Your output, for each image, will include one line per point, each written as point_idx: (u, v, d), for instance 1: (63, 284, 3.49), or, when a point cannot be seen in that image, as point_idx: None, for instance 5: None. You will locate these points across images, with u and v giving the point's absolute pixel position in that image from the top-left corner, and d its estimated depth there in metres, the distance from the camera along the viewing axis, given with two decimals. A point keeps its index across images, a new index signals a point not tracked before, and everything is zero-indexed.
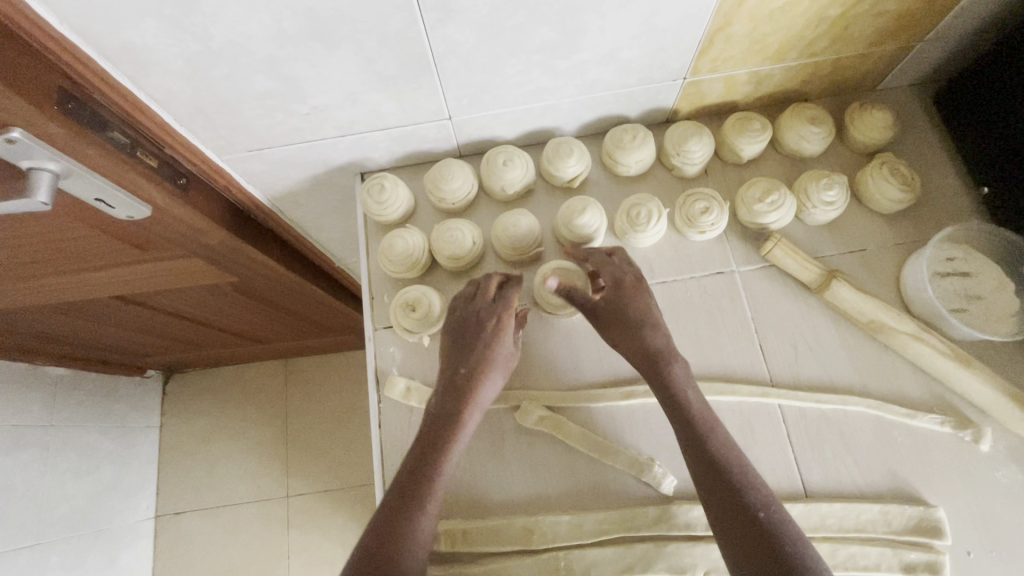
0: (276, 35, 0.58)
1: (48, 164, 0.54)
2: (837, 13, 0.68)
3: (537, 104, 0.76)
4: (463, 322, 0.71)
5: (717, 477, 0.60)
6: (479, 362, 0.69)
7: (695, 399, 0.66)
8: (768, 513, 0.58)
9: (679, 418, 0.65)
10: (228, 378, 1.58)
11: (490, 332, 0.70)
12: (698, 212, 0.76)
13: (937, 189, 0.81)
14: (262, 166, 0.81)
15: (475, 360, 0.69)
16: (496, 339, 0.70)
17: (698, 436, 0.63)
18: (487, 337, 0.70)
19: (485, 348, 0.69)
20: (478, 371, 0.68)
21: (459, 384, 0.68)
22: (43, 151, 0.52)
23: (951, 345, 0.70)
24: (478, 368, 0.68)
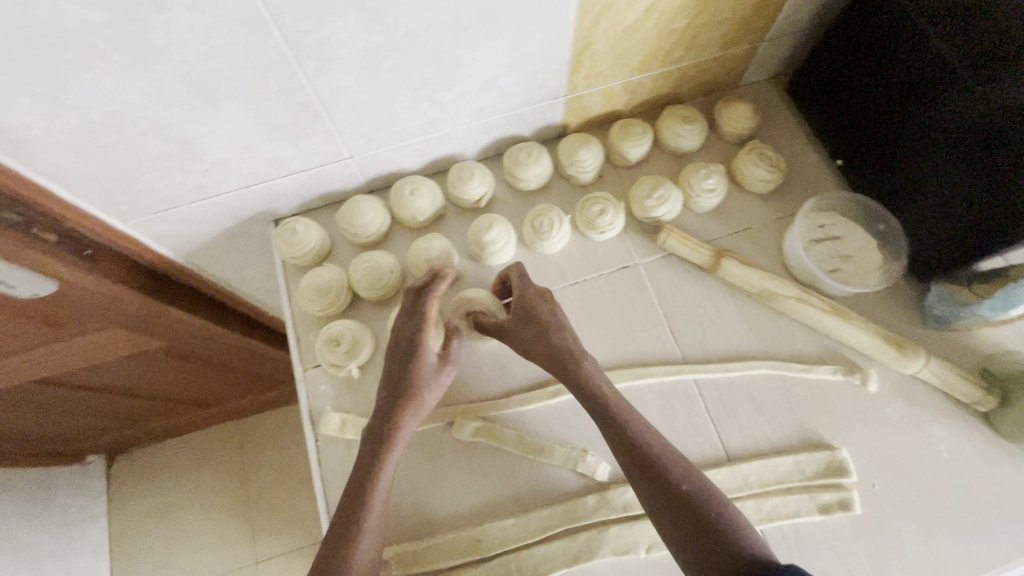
0: (158, 99, 0.60)
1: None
2: (683, 25, 0.76)
3: (434, 134, 0.81)
4: (394, 343, 0.75)
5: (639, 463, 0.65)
6: (408, 380, 0.71)
7: (607, 388, 0.70)
8: (690, 483, 0.63)
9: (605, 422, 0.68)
10: (178, 450, 1.52)
11: (416, 351, 0.72)
12: (595, 214, 0.82)
13: (803, 166, 0.90)
14: (172, 226, 0.81)
15: (403, 378, 0.72)
16: (424, 361, 0.72)
17: (620, 431, 0.67)
18: (414, 357, 0.72)
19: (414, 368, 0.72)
20: (409, 388, 0.71)
21: (390, 401, 0.71)
22: None
23: (829, 302, 0.78)
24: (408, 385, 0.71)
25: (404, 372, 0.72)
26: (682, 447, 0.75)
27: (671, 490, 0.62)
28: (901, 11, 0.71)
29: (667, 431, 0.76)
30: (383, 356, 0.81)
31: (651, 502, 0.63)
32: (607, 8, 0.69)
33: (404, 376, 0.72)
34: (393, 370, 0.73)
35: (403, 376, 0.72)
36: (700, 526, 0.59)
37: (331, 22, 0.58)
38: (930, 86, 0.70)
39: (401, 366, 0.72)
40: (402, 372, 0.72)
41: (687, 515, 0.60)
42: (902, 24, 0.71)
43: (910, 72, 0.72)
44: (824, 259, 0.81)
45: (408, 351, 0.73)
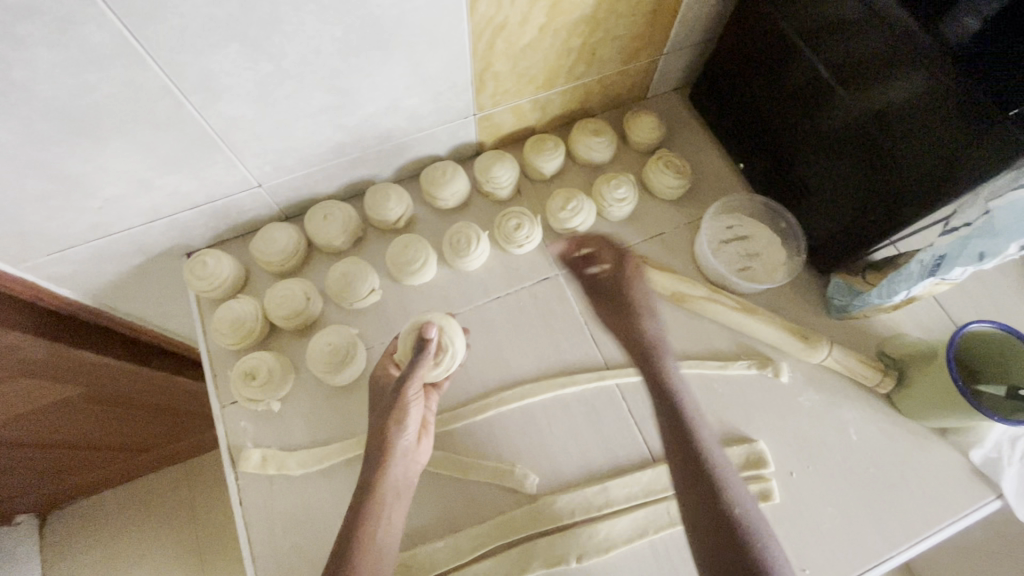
0: (32, 137, 0.57)
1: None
2: (579, 43, 0.79)
3: (344, 159, 0.81)
4: (375, 395, 0.72)
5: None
6: (388, 433, 0.67)
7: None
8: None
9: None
10: (112, 503, 1.44)
11: (396, 406, 0.68)
12: (512, 228, 0.84)
13: (711, 170, 0.94)
14: (71, 267, 0.78)
15: (384, 432, 0.67)
16: (405, 413, 0.68)
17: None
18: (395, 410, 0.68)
19: (396, 421, 0.68)
20: (389, 437, 0.67)
21: (376, 456, 0.67)
22: None
23: (738, 300, 0.81)
24: (387, 436, 0.67)
25: (384, 427, 0.68)
26: (608, 452, 0.76)
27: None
28: (774, 27, 0.77)
29: (593, 438, 0.76)
30: (304, 385, 0.79)
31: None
32: (500, 30, 0.71)
33: (385, 429, 0.67)
34: (375, 424, 0.69)
35: (384, 431, 0.67)
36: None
37: (213, 53, 0.57)
38: (810, 93, 0.75)
39: (382, 419, 0.68)
40: (383, 433, 0.67)
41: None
42: (779, 35, 0.76)
43: (792, 82, 0.78)
44: (733, 258, 0.85)
45: (388, 403, 0.69)
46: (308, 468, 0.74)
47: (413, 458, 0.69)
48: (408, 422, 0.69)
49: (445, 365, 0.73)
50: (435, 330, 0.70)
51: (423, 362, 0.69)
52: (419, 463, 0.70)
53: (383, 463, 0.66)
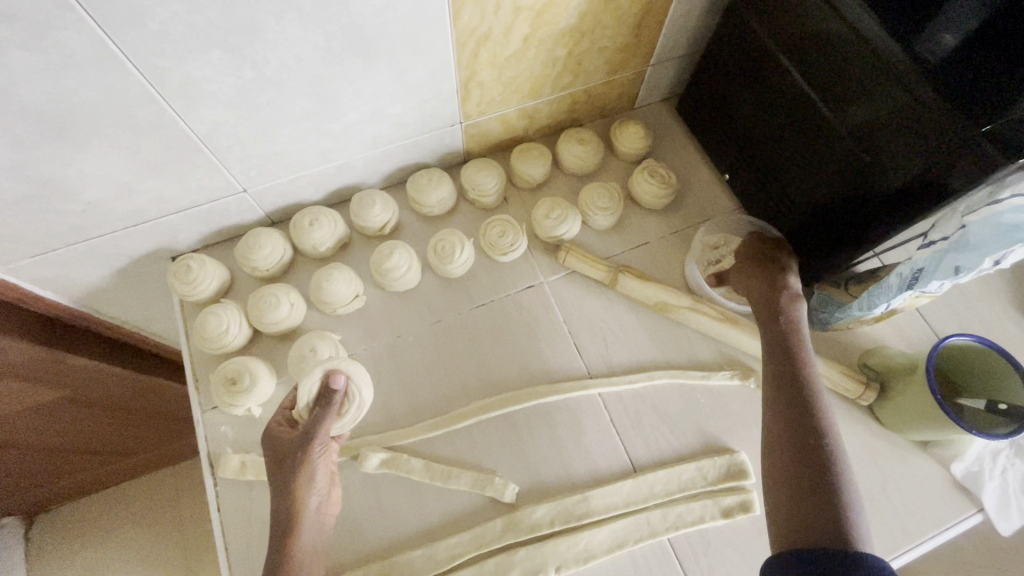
0: (12, 140, 0.57)
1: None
2: (564, 54, 0.80)
3: (329, 165, 0.81)
4: (274, 452, 0.66)
5: (798, 431, 0.59)
6: (297, 492, 0.63)
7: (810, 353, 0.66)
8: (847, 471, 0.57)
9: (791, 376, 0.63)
10: (97, 507, 1.43)
11: (302, 462, 0.64)
12: (497, 236, 0.84)
13: (697, 181, 0.95)
14: (54, 269, 0.78)
15: (291, 491, 0.63)
16: (315, 468, 0.65)
17: (801, 391, 0.62)
18: (303, 467, 0.64)
19: (305, 478, 0.64)
20: (297, 498, 0.63)
21: (285, 517, 0.62)
22: None
23: (722, 311, 0.81)
24: (296, 496, 0.63)
25: (292, 486, 0.63)
26: (589, 462, 0.76)
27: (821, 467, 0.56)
28: (755, 39, 0.77)
29: (574, 447, 0.76)
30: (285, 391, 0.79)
31: (778, 481, 0.57)
32: (484, 40, 0.71)
33: (294, 489, 0.63)
34: (279, 484, 0.64)
35: (293, 490, 0.63)
36: (835, 514, 0.52)
37: (194, 59, 0.58)
38: (791, 106, 0.76)
39: (288, 478, 0.64)
40: (290, 493, 0.63)
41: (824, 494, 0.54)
42: (762, 47, 0.77)
43: (774, 93, 0.78)
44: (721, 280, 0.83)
45: (294, 460, 0.64)
46: None
47: (324, 512, 0.66)
48: (314, 479, 0.65)
49: (351, 417, 0.69)
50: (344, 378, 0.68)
51: (331, 412, 0.66)
52: (330, 516, 0.67)
53: (294, 525, 0.62)
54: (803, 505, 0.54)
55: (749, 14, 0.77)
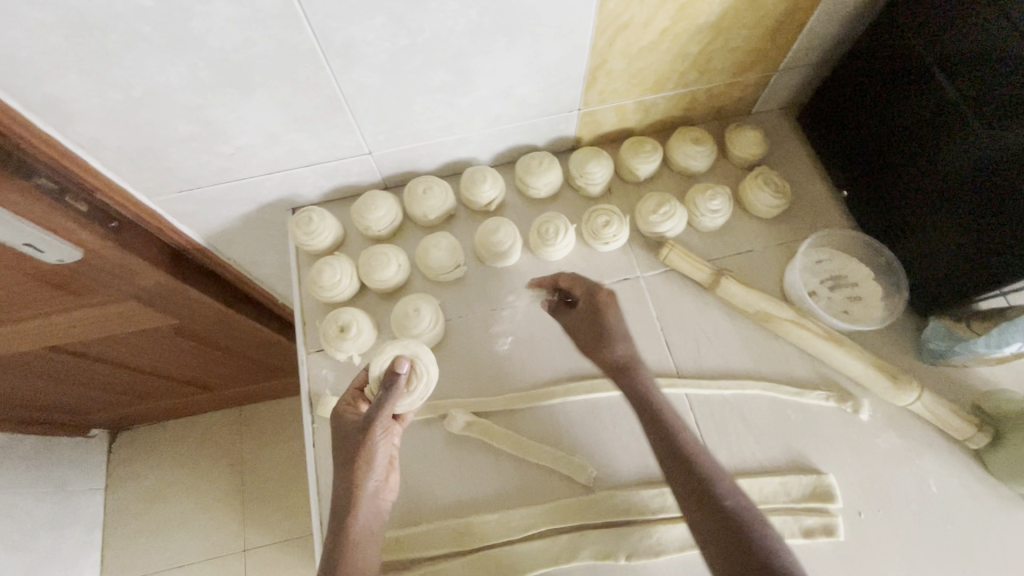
0: (193, 83, 0.64)
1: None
2: (696, 50, 0.79)
3: (450, 137, 0.84)
4: (339, 432, 0.69)
5: (678, 471, 0.63)
6: (356, 476, 0.66)
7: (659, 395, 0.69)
8: (734, 501, 0.61)
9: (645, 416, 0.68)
10: (177, 431, 1.57)
11: (363, 445, 0.67)
12: (601, 225, 0.85)
13: (810, 194, 0.92)
14: (194, 206, 0.85)
15: (352, 474, 0.66)
16: (374, 454, 0.67)
17: (666, 435, 0.66)
18: (363, 453, 0.66)
19: (365, 462, 0.67)
20: (359, 481, 0.66)
21: (345, 498, 0.66)
22: None
23: (826, 329, 0.79)
24: (355, 479, 0.66)
25: (353, 469, 0.66)
26: None
27: (715, 500, 0.61)
28: (906, 51, 0.73)
29: None
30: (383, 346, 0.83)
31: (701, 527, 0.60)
32: (622, 29, 0.72)
33: (354, 473, 0.66)
34: (344, 462, 0.67)
35: (353, 475, 0.66)
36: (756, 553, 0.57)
37: (360, 23, 0.61)
38: (929, 130, 0.73)
39: (350, 459, 0.67)
40: (353, 475, 0.66)
41: (721, 526, 0.59)
42: (913, 59, 0.73)
43: (910, 115, 0.75)
44: (828, 300, 0.83)
45: (356, 445, 0.67)
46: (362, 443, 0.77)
47: (382, 496, 0.69)
48: (376, 463, 0.67)
49: (419, 392, 0.71)
50: (406, 365, 0.68)
51: (393, 397, 0.68)
52: (387, 500, 0.70)
53: (352, 507, 0.65)
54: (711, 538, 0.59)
55: (904, 25, 0.73)
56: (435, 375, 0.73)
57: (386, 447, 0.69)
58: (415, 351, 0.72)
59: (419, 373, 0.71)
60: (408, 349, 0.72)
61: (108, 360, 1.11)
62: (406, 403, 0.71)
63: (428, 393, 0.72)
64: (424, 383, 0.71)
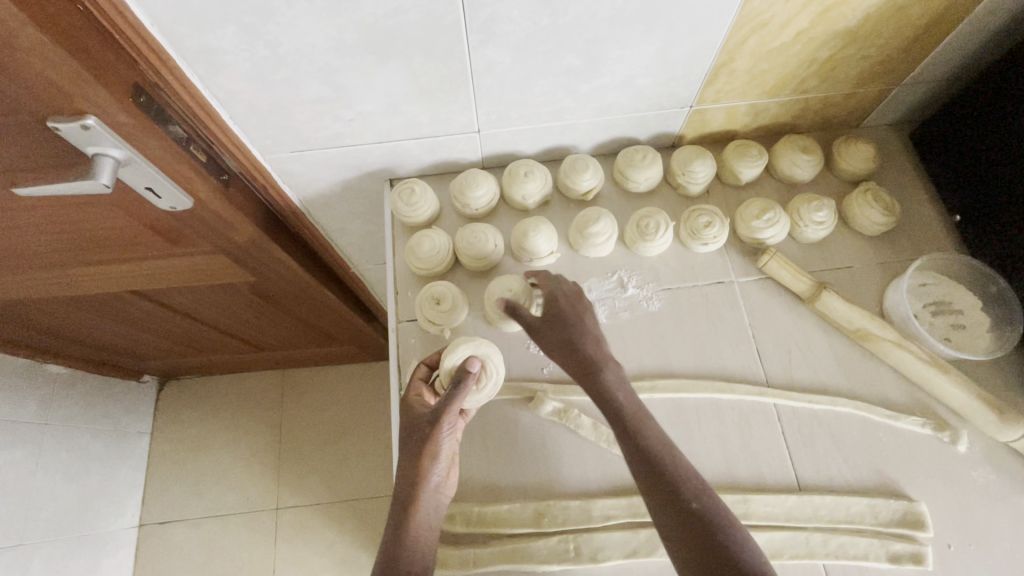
0: (337, 44, 0.65)
1: (112, 151, 0.61)
2: (825, 56, 0.77)
3: (558, 123, 0.84)
4: (407, 420, 0.69)
5: (647, 471, 0.60)
6: (421, 468, 0.64)
7: (627, 394, 0.65)
8: (701, 503, 0.58)
9: (610, 413, 0.64)
10: (227, 386, 1.62)
11: (430, 435, 0.65)
12: (701, 225, 0.84)
13: (916, 216, 0.89)
14: (300, 167, 0.87)
15: (416, 466, 0.64)
16: (440, 447, 0.65)
17: (633, 434, 0.62)
18: (429, 446, 0.65)
19: (430, 454, 0.65)
20: (423, 472, 0.64)
21: (405, 491, 0.64)
22: (109, 138, 0.59)
23: (931, 354, 0.77)
24: (419, 472, 0.64)
25: (417, 460, 0.65)
26: (754, 467, 0.75)
27: (677, 502, 0.58)
28: None
29: (742, 449, 0.76)
30: (472, 323, 0.84)
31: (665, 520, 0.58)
32: (759, 27, 0.71)
33: (418, 465, 0.64)
34: (410, 449, 0.66)
35: (417, 465, 0.64)
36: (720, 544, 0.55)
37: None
38: None
39: (413, 449, 0.65)
40: (415, 466, 0.64)
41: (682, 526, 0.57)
42: None
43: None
44: (930, 324, 0.80)
45: (422, 436, 0.65)
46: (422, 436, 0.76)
47: (442, 492, 0.66)
48: (440, 456, 0.65)
49: (486, 390, 0.72)
50: (477, 365, 0.70)
51: (462, 393, 0.67)
52: (446, 496, 0.68)
53: (414, 500, 0.63)
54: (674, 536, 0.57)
55: None
56: (502, 375, 0.75)
57: (451, 441, 0.67)
58: (486, 352, 0.73)
59: (489, 372, 0.72)
60: (479, 350, 0.73)
61: (182, 309, 1.14)
62: (472, 399, 0.72)
63: (494, 392, 0.74)
64: (492, 382, 0.72)
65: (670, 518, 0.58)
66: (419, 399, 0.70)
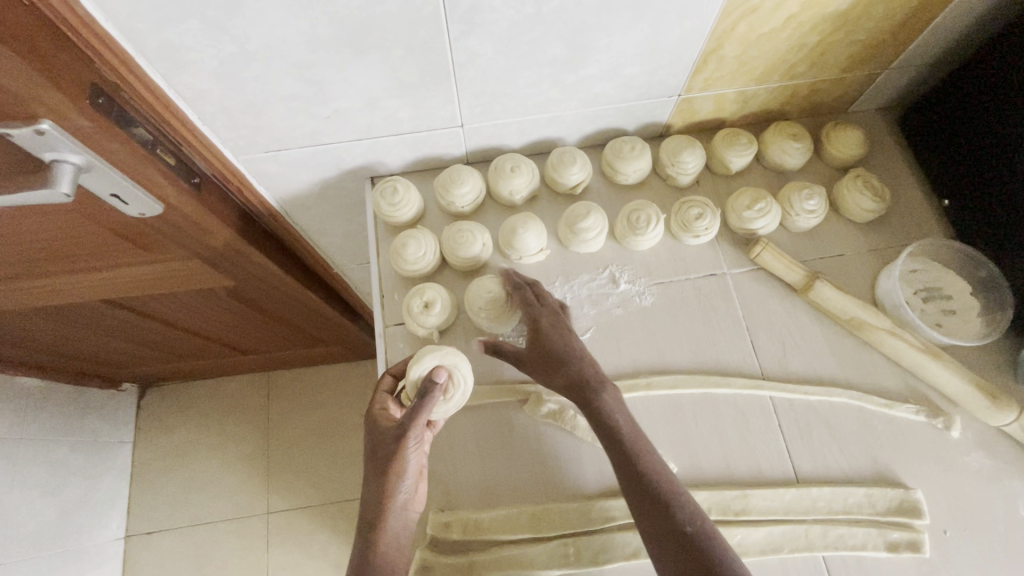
0: (309, 38, 0.61)
1: (71, 157, 0.57)
2: (815, 41, 0.75)
3: (544, 115, 0.82)
4: (371, 435, 0.66)
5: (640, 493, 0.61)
6: (386, 487, 0.63)
7: (625, 421, 0.66)
8: (692, 524, 0.58)
9: (606, 437, 0.65)
10: (210, 392, 1.58)
11: (394, 452, 0.63)
12: (692, 217, 0.82)
13: (905, 201, 0.89)
14: (276, 168, 0.83)
15: (383, 484, 0.63)
16: (406, 464, 0.63)
17: (630, 457, 0.63)
18: (394, 463, 0.62)
19: (396, 471, 0.63)
20: (389, 491, 0.63)
21: (373, 508, 0.63)
22: (67, 143, 0.55)
23: (923, 341, 0.76)
24: (386, 490, 0.63)
25: (383, 479, 0.63)
26: (751, 461, 0.74)
27: (668, 525, 0.58)
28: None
29: (739, 443, 0.75)
30: (462, 324, 0.82)
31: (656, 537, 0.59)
32: (749, 12, 0.69)
33: (385, 483, 0.63)
34: (374, 467, 0.64)
35: (383, 484, 0.63)
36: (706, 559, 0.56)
37: None
38: None
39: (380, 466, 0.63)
40: (380, 486, 0.63)
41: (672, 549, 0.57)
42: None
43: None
44: (921, 311, 0.80)
45: (386, 453, 0.63)
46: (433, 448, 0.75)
47: (410, 508, 0.65)
48: (405, 473, 0.63)
49: (454, 400, 0.69)
50: (443, 375, 0.66)
51: (427, 404, 0.63)
52: (416, 511, 0.67)
53: (382, 517, 0.63)
54: (663, 553, 0.58)
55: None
56: (471, 384, 0.72)
57: (417, 457, 0.65)
58: (452, 361, 0.69)
59: (456, 382, 0.69)
60: (446, 359, 0.69)
61: (158, 317, 1.10)
62: (440, 410, 0.69)
63: (463, 402, 0.71)
64: (459, 393, 0.69)
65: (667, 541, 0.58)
66: (383, 414, 0.68)
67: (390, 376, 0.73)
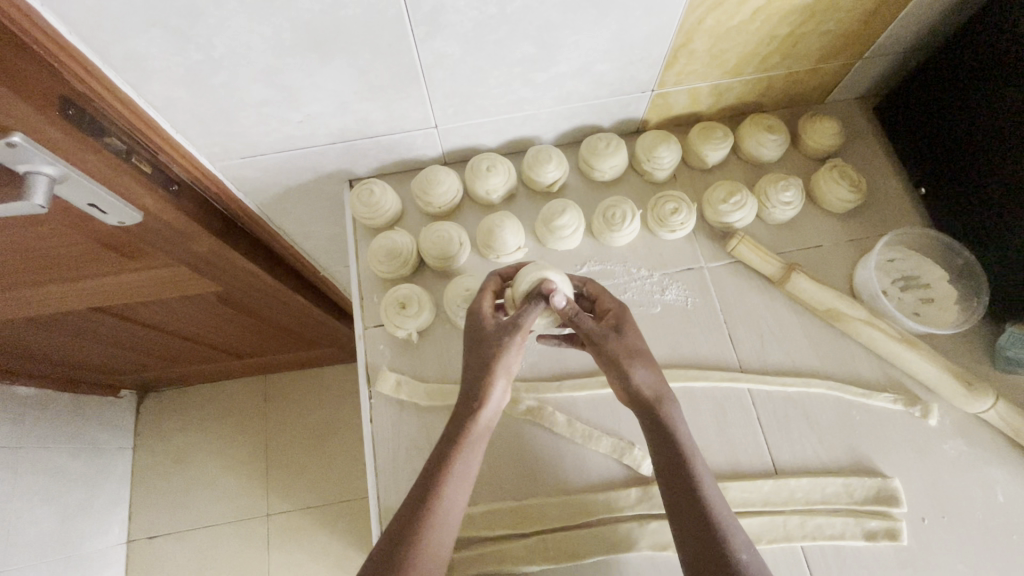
0: (275, 44, 0.62)
1: (45, 168, 0.57)
2: (785, 32, 0.75)
3: (518, 114, 0.82)
4: (474, 329, 0.67)
5: (680, 497, 0.63)
6: (489, 379, 0.64)
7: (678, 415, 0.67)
8: (721, 517, 0.62)
9: (650, 424, 0.67)
10: (205, 396, 1.59)
11: (503, 347, 0.64)
12: (668, 212, 0.82)
13: (883, 191, 0.89)
14: (254, 173, 0.84)
15: (486, 373, 0.64)
16: (510, 361, 0.65)
17: (676, 453, 0.65)
18: (497, 361, 0.64)
19: (499, 369, 0.65)
20: (489, 381, 0.64)
21: (472, 392, 0.64)
22: (40, 155, 0.56)
23: (900, 330, 0.77)
24: (487, 379, 0.64)
25: (486, 369, 0.64)
26: (729, 454, 0.75)
27: (700, 523, 0.61)
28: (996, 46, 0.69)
29: (718, 436, 0.76)
30: (442, 325, 0.83)
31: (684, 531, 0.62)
32: (715, 6, 0.69)
33: (487, 373, 0.64)
34: (477, 358, 0.65)
35: (486, 372, 0.64)
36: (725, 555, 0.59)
37: None
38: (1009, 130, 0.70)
39: (482, 366, 0.64)
40: (483, 371, 0.64)
41: (705, 556, 0.60)
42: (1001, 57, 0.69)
43: (1002, 113, 0.71)
44: (898, 300, 0.80)
45: (490, 352, 0.65)
46: (414, 448, 0.76)
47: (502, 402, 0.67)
48: (506, 372, 0.65)
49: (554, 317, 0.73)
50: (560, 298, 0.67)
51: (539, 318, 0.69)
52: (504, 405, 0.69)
53: (479, 403, 0.64)
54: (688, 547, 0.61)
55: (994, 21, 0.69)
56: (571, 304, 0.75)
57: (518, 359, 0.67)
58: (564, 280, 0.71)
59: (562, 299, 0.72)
60: (559, 276, 0.70)
61: (148, 324, 1.11)
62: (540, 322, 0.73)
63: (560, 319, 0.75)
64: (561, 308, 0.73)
65: (694, 536, 0.61)
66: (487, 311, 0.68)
67: (494, 275, 0.73)
